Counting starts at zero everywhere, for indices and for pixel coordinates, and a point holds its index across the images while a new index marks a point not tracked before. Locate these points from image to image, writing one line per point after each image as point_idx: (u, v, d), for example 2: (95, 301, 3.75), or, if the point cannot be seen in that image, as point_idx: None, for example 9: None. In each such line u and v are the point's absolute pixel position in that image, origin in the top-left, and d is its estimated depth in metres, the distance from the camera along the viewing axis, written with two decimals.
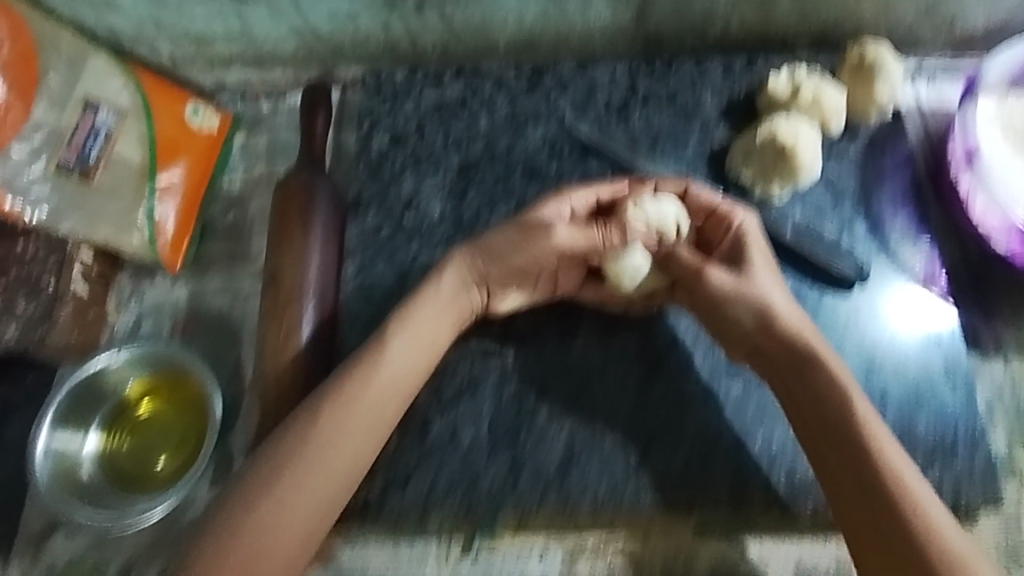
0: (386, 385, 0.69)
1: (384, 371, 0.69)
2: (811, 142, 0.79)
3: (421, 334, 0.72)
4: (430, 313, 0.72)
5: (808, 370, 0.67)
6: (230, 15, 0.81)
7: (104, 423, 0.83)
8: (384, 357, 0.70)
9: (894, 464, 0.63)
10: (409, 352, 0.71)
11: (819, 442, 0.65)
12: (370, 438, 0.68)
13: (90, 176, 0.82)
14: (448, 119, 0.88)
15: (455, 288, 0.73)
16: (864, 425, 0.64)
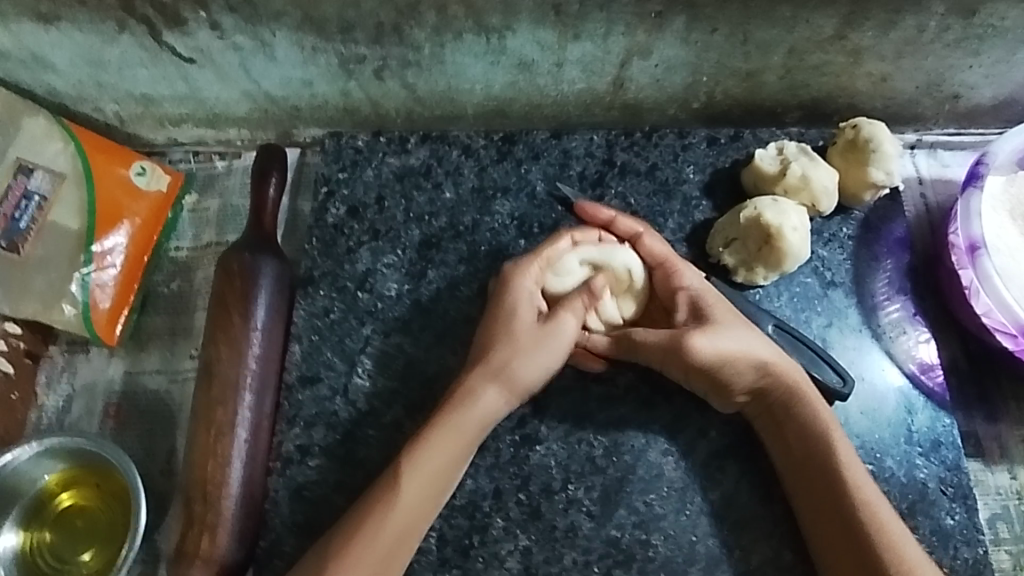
0: (412, 506, 0.60)
1: (413, 499, 0.60)
2: (797, 229, 0.69)
3: (444, 465, 0.61)
4: (455, 433, 0.62)
5: (809, 423, 0.61)
6: (176, 78, 0.74)
7: (18, 517, 0.68)
8: (425, 464, 0.61)
9: (871, 503, 0.59)
10: (439, 470, 0.61)
11: (818, 497, 0.61)
12: (405, 543, 0.60)
13: (17, 249, 0.74)
14: (410, 189, 0.77)
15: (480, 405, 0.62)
16: (859, 483, 0.59)
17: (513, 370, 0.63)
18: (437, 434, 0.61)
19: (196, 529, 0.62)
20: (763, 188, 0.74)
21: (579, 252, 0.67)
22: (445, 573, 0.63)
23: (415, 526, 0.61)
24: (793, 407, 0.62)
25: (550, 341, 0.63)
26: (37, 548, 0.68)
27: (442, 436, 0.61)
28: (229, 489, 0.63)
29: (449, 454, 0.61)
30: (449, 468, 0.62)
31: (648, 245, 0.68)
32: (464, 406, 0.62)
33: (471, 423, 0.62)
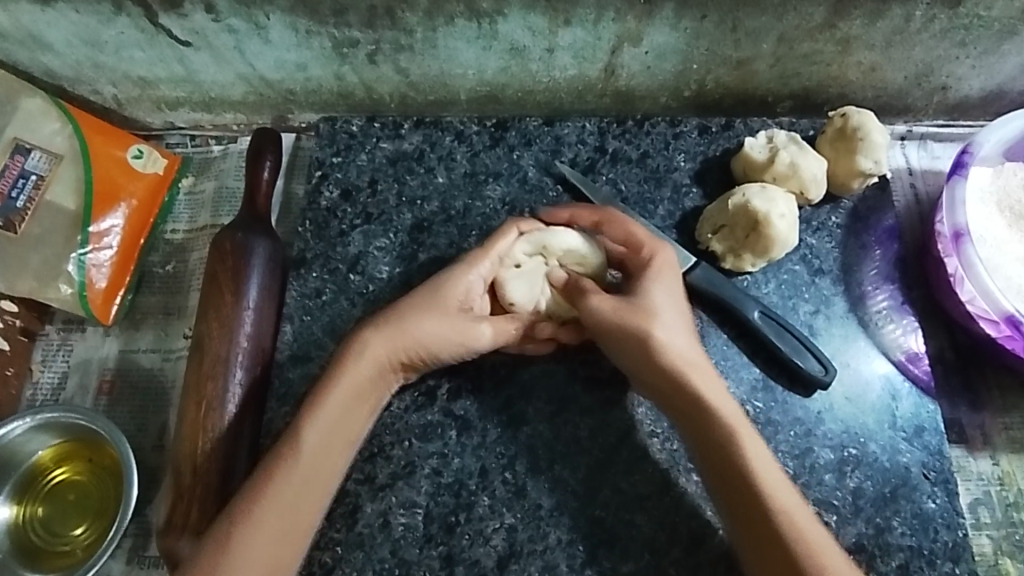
0: (315, 461, 0.58)
1: (316, 449, 0.58)
2: (784, 216, 0.70)
3: (342, 416, 0.60)
4: (355, 387, 0.60)
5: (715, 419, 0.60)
6: (172, 60, 0.74)
7: (12, 488, 0.69)
8: (307, 441, 0.58)
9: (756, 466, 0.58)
10: (327, 436, 0.59)
11: (730, 501, 0.59)
12: (316, 497, 0.58)
13: (14, 228, 0.75)
14: (402, 174, 0.78)
15: (365, 362, 0.61)
16: (768, 483, 0.57)
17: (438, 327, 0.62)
18: (328, 393, 0.59)
19: (185, 500, 0.63)
20: (753, 177, 0.75)
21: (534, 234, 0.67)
22: (430, 550, 0.64)
23: (315, 489, 0.58)
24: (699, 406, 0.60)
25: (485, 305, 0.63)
26: (29, 521, 0.69)
27: (341, 390, 0.60)
28: (216, 463, 0.64)
29: (349, 406, 0.60)
30: (342, 433, 0.60)
31: (614, 226, 0.67)
32: (359, 355, 0.61)
33: (369, 372, 0.61)
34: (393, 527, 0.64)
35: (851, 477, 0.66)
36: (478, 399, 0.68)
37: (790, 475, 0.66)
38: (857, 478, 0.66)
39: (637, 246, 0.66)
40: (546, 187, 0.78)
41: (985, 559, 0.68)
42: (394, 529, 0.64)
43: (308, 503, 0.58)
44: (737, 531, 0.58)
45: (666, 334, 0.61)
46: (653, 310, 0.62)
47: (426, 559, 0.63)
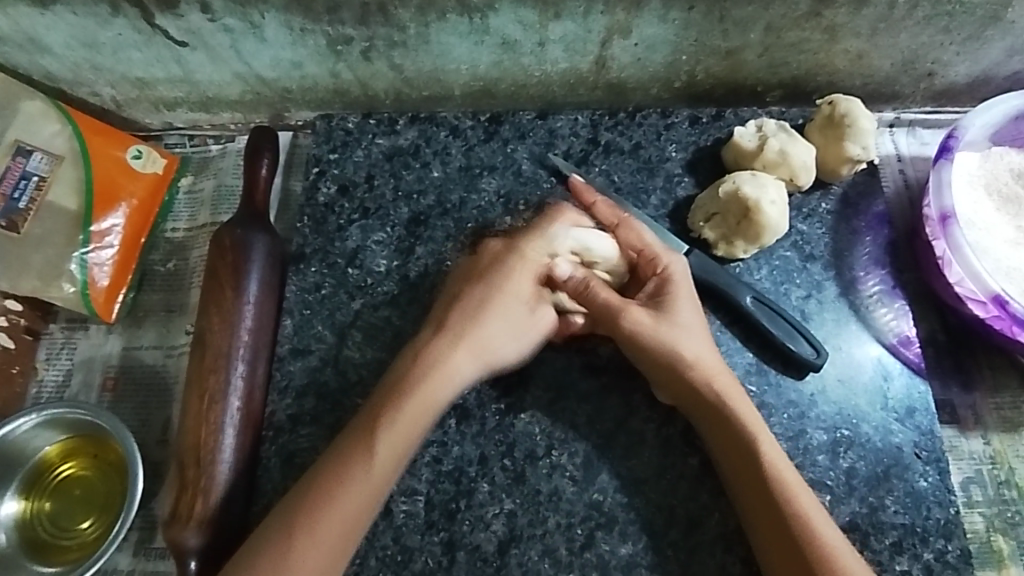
0: (385, 471, 0.58)
1: (388, 459, 0.58)
2: (775, 203, 0.71)
3: (413, 429, 0.60)
4: (428, 401, 0.61)
5: (739, 421, 0.61)
6: (170, 60, 0.76)
7: (19, 484, 0.70)
8: (379, 454, 0.58)
9: (778, 467, 0.59)
10: (398, 452, 0.59)
11: (750, 503, 0.60)
12: (371, 509, 0.58)
13: (16, 228, 0.76)
14: (398, 168, 0.79)
15: (442, 376, 0.62)
16: (791, 484, 0.59)
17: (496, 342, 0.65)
18: (401, 403, 0.60)
19: (189, 492, 0.64)
20: (744, 165, 0.76)
21: (575, 230, 0.67)
22: (431, 536, 0.65)
23: (376, 500, 0.58)
24: (732, 409, 0.62)
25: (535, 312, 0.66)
26: (36, 516, 0.70)
27: (412, 406, 0.60)
28: (220, 455, 0.65)
29: (420, 419, 0.61)
30: (412, 446, 0.61)
31: (626, 233, 0.68)
32: (437, 371, 0.62)
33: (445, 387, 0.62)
34: (394, 515, 0.65)
35: (843, 457, 0.68)
36: (476, 388, 0.69)
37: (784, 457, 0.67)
38: (850, 458, 0.67)
39: (649, 253, 0.67)
40: (540, 179, 0.79)
41: (978, 536, 0.69)
42: (396, 516, 0.65)
43: (358, 520, 0.57)
44: (756, 532, 0.59)
45: (683, 334, 0.64)
46: (679, 315, 0.65)
47: (428, 545, 0.64)
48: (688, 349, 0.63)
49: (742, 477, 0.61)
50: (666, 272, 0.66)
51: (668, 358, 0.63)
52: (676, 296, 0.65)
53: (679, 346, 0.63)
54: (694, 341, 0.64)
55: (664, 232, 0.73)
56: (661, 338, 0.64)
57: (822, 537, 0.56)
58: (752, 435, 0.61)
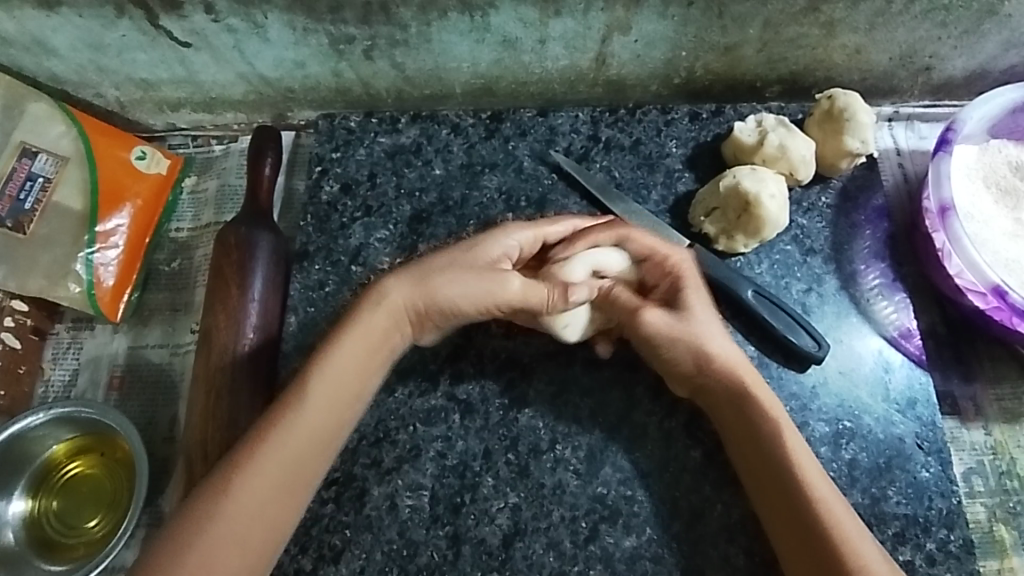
0: (319, 414, 0.58)
1: (321, 403, 0.58)
2: (775, 197, 0.71)
3: (352, 370, 0.60)
4: (368, 341, 0.61)
5: (761, 411, 0.62)
6: (173, 61, 0.76)
7: (26, 483, 0.70)
8: (309, 397, 0.58)
9: (797, 457, 0.60)
10: (331, 391, 0.59)
11: (766, 491, 0.60)
12: (316, 450, 0.58)
13: (23, 228, 0.76)
14: (401, 167, 0.80)
15: (377, 313, 0.61)
16: (808, 474, 0.59)
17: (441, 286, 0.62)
18: (339, 346, 0.60)
19: (196, 488, 0.65)
20: (743, 160, 0.76)
21: (588, 244, 0.68)
22: (437, 530, 0.65)
23: (316, 446, 0.58)
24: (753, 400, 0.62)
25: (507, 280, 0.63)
26: (44, 514, 0.70)
27: (352, 347, 0.60)
28: (227, 452, 0.66)
29: (360, 360, 0.60)
30: (349, 386, 0.60)
31: (633, 242, 0.68)
32: (375, 306, 0.61)
33: (381, 329, 0.61)
34: (400, 509, 0.66)
35: (845, 449, 0.68)
36: (480, 383, 0.70)
37: None
38: (852, 449, 0.68)
39: (659, 255, 0.67)
40: (541, 176, 0.80)
41: (979, 526, 0.70)
42: (401, 511, 0.66)
43: (306, 469, 0.58)
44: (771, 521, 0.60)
45: (703, 334, 0.64)
46: (698, 317, 0.64)
47: (433, 539, 0.65)
48: (709, 345, 0.63)
49: (759, 468, 0.61)
50: (677, 274, 0.66)
51: (689, 355, 0.63)
52: (692, 297, 0.65)
53: (700, 342, 0.63)
54: (715, 338, 0.64)
55: (664, 227, 0.75)
56: (684, 336, 0.63)
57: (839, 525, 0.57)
58: (775, 425, 0.61)
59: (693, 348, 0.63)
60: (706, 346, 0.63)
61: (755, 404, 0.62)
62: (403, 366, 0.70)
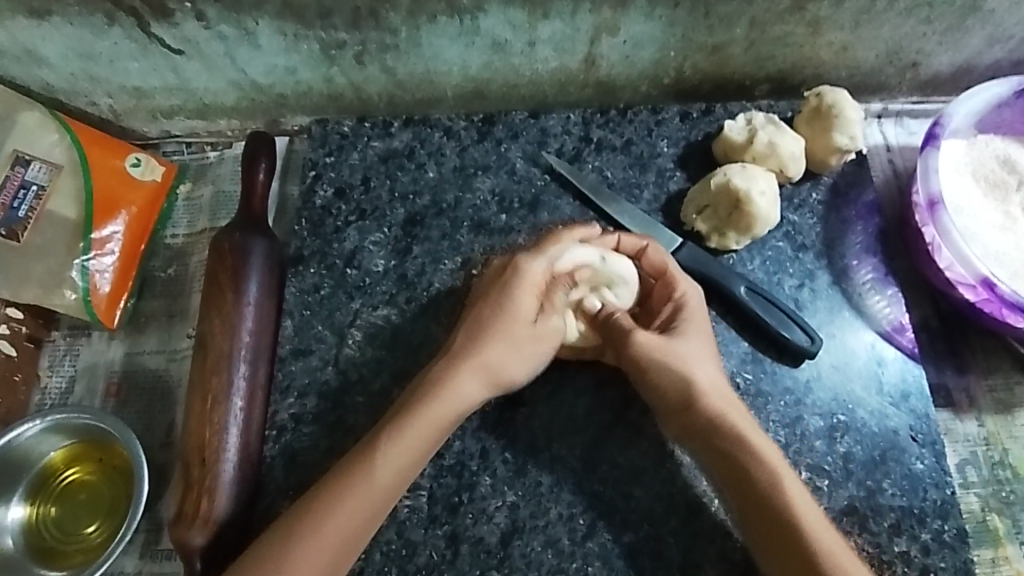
0: (385, 485, 0.59)
1: (389, 473, 0.59)
2: (765, 193, 0.72)
3: (420, 445, 0.61)
4: (434, 419, 0.62)
5: (744, 442, 0.61)
6: (165, 69, 0.77)
7: (23, 492, 0.70)
8: (378, 470, 0.59)
9: (780, 483, 0.59)
10: (399, 465, 0.60)
11: (751, 524, 0.60)
12: (371, 522, 0.59)
13: (17, 237, 0.76)
14: (394, 171, 0.81)
15: (452, 397, 0.62)
16: (791, 498, 0.59)
17: (493, 356, 0.64)
18: (406, 423, 0.61)
19: (195, 492, 0.63)
20: (734, 158, 0.77)
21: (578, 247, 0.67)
22: (435, 531, 0.65)
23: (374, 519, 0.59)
24: (733, 430, 0.61)
25: (536, 336, 0.65)
26: (42, 520, 0.70)
27: (421, 422, 0.61)
28: (223, 456, 0.65)
29: (427, 436, 0.61)
30: (416, 461, 0.61)
31: (650, 256, 0.68)
32: (445, 392, 0.62)
33: (451, 409, 0.62)
34: (398, 510, 0.66)
35: (839, 443, 0.68)
36: None
37: (784, 443, 0.68)
38: (846, 443, 0.68)
39: (670, 279, 0.67)
40: (534, 177, 0.81)
41: (974, 516, 0.70)
42: (399, 511, 0.66)
43: (348, 545, 0.58)
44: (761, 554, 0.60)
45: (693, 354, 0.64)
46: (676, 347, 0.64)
47: (432, 539, 0.65)
48: (703, 379, 0.63)
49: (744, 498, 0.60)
50: (682, 298, 0.66)
51: (671, 384, 0.63)
52: (681, 321, 0.66)
53: (695, 378, 0.63)
54: (694, 364, 0.64)
55: (656, 225, 0.76)
56: (666, 362, 0.63)
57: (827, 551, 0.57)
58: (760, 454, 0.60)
59: (687, 386, 0.63)
60: (703, 381, 0.63)
61: (739, 429, 0.61)
62: (400, 370, 0.72)
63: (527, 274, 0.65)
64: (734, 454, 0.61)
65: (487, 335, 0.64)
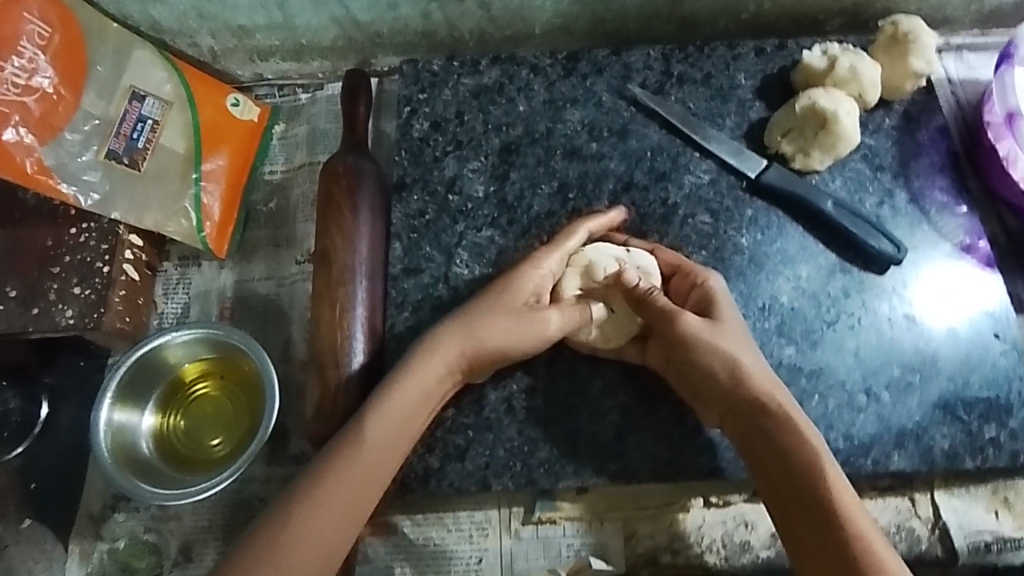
0: (376, 448, 0.60)
1: (378, 439, 0.61)
2: (850, 114, 0.77)
3: (411, 406, 0.62)
4: (427, 380, 0.63)
5: (783, 422, 0.60)
6: (272, 5, 0.80)
7: (156, 402, 0.74)
8: (369, 432, 0.60)
9: (822, 464, 0.58)
10: (388, 432, 0.61)
11: (785, 506, 0.58)
12: (370, 495, 0.60)
13: (137, 164, 0.79)
14: (486, 104, 0.85)
15: (440, 362, 0.64)
16: (830, 480, 0.57)
17: (486, 331, 0.65)
18: (398, 382, 0.63)
19: (332, 391, 0.68)
20: (814, 85, 0.81)
21: (613, 249, 0.72)
22: (554, 428, 0.70)
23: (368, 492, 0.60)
24: (773, 409, 0.60)
25: (537, 317, 0.66)
26: (174, 430, 0.74)
27: (412, 383, 0.63)
28: (352, 358, 0.70)
29: (420, 399, 0.63)
30: (406, 428, 0.62)
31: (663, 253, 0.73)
32: (433, 357, 0.64)
33: (435, 374, 0.64)
34: (517, 411, 0.70)
35: (925, 344, 0.73)
36: None
37: (874, 344, 0.73)
38: (932, 345, 0.73)
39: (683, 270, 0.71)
40: (621, 108, 0.84)
41: None
42: (518, 411, 0.70)
43: (348, 523, 0.58)
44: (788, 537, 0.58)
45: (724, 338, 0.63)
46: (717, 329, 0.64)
47: (551, 436, 0.69)
48: (744, 359, 0.62)
49: (778, 479, 0.59)
50: (705, 285, 0.69)
51: (711, 363, 0.62)
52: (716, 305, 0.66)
53: (733, 354, 0.63)
54: (733, 346, 0.63)
55: (743, 149, 0.80)
56: (707, 343, 0.63)
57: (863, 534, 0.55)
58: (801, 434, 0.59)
59: (732, 367, 0.62)
60: (750, 366, 0.62)
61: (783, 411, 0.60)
62: None
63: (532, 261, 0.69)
64: (773, 432, 0.60)
65: (479, 311, 0.66)
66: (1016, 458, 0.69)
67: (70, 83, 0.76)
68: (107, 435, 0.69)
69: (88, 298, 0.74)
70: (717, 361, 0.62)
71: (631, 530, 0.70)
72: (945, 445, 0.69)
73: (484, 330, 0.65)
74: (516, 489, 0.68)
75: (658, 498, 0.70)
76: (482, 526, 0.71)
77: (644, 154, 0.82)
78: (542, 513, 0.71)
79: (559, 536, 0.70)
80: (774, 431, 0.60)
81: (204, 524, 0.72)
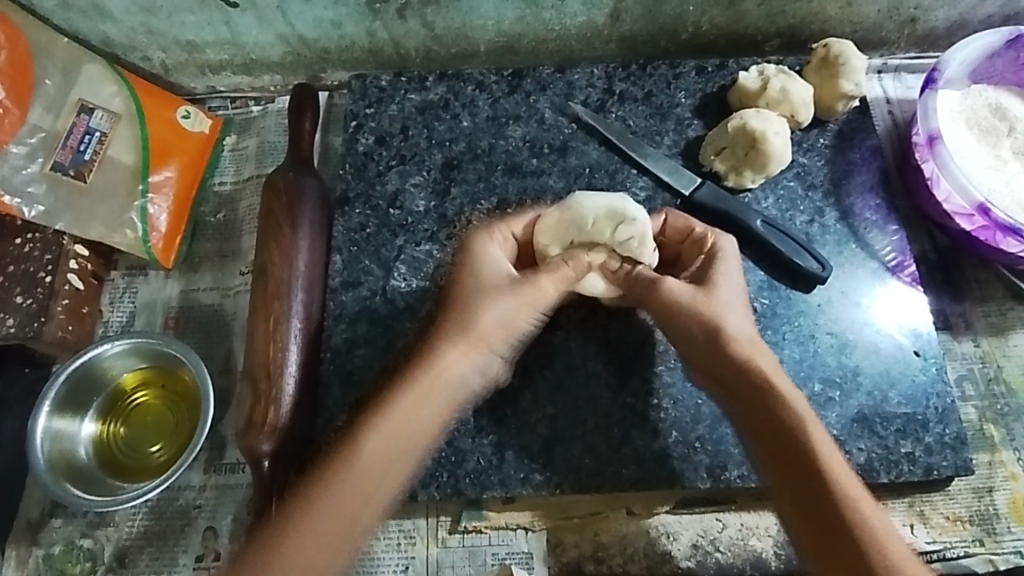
0: (376, 455, 0.59)
1: (379, 449, 0.59)
2: (779, 134, 0.78)
3: (411, 418, 0.61)
4: (426, 390, 0.62)
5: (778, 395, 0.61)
6: (219, 23, 0.82)
7: (96, 410, 0.76)
8: (368, 440, 0.59)
9: (818, 439, 0.59)
10: (388, 441, 0.60)
11: (783, 479, 0.59)
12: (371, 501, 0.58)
13: (84, 178, 0.81)
14: (431, 120, 0.86)
15: (442, 371, 0.63)
16: (824, 455, 0.59)
17: (484, 320, 0.64)
18: (398, 395, 0.61)
19: (263, 402, 0.70)
20: (748, 105, 0.83)
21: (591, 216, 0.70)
22: (482, 439, 0.71)
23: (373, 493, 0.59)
24: (762, 380, 0.62)
25: (520, 299, 0.66)
26: (113, 438, 0.76)
27: (415, 393, 0.62)
28: (287, 370, 0.72)
29: (420, 405, 0.61)
30: (410, 435, 0.61)
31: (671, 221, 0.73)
32: (436, 368, 0.63)
33: (445, 381, 0.62)
34: None
35: (846, 360, 0.75)
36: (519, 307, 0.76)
37: (797, 359, 0.75)
38: (854, 361, 0.75)
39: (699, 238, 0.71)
40: (562, 125, 0.86)
41: (972, 424, 0.77)
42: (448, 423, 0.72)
43: (352, 524, 0.57)
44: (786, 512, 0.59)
45: (729, 306, 0.66)
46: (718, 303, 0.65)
47: (479, 447, 0.71)
48: (737, 329, 0.64)
49: (777, 450, 0.60)
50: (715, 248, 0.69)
51: (715, 336, 0.64)
52: (715, 268, 0.68)
53: (725, 324, 0.64)
54: (734, 319, 0.65)
55: (678, 168, 0.82)
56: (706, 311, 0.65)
57: (862, 509, 0.57)
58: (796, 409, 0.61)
59: (717, 328, 0.64)
60: (733, 327, 0.64)
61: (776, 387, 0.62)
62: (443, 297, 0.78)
63: (475, 249, 0.69)
64: (769, 403, 0.61)
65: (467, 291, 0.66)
66: (928, 470, 0.71)
67: (17, 97, 0.78)
68: (44, 444, 0.71)
69: (30, 308, 0.76)
70: (715, 333, 0.64)
71: (556, 539, 0.72)
72: (861, 459, 0.71)
73: (473, 314, 0.65)
74: (442, 499, 0.70)
75: (583, 509, 0.72)
76: (412, 536, 0.73)
77: (582, 171, 0.84)
78: (469, 522, 0.73)
79: (486, 545, 0.72)
80: (774, 405, 0.61)
81: (140, 531, 0.74)
